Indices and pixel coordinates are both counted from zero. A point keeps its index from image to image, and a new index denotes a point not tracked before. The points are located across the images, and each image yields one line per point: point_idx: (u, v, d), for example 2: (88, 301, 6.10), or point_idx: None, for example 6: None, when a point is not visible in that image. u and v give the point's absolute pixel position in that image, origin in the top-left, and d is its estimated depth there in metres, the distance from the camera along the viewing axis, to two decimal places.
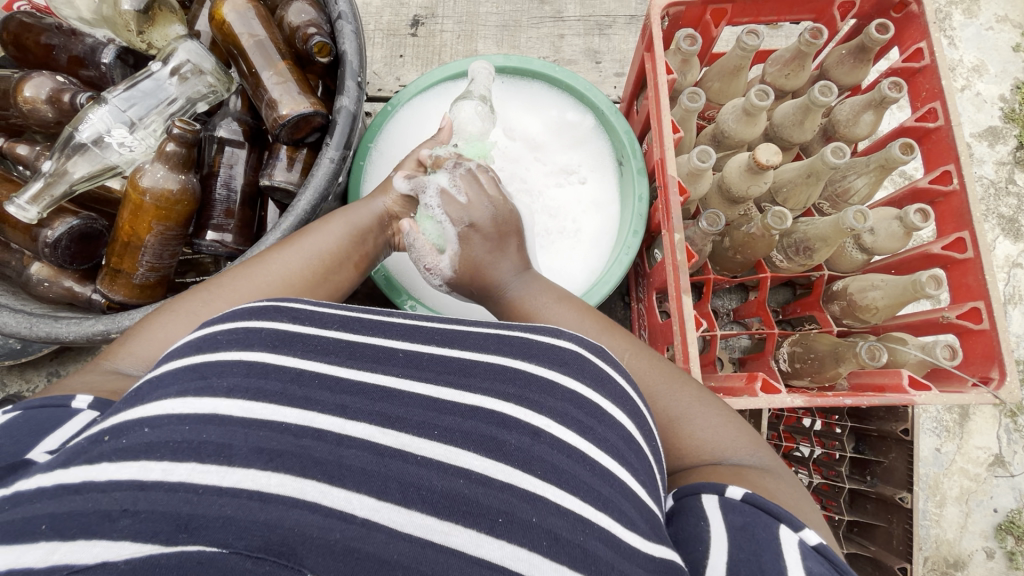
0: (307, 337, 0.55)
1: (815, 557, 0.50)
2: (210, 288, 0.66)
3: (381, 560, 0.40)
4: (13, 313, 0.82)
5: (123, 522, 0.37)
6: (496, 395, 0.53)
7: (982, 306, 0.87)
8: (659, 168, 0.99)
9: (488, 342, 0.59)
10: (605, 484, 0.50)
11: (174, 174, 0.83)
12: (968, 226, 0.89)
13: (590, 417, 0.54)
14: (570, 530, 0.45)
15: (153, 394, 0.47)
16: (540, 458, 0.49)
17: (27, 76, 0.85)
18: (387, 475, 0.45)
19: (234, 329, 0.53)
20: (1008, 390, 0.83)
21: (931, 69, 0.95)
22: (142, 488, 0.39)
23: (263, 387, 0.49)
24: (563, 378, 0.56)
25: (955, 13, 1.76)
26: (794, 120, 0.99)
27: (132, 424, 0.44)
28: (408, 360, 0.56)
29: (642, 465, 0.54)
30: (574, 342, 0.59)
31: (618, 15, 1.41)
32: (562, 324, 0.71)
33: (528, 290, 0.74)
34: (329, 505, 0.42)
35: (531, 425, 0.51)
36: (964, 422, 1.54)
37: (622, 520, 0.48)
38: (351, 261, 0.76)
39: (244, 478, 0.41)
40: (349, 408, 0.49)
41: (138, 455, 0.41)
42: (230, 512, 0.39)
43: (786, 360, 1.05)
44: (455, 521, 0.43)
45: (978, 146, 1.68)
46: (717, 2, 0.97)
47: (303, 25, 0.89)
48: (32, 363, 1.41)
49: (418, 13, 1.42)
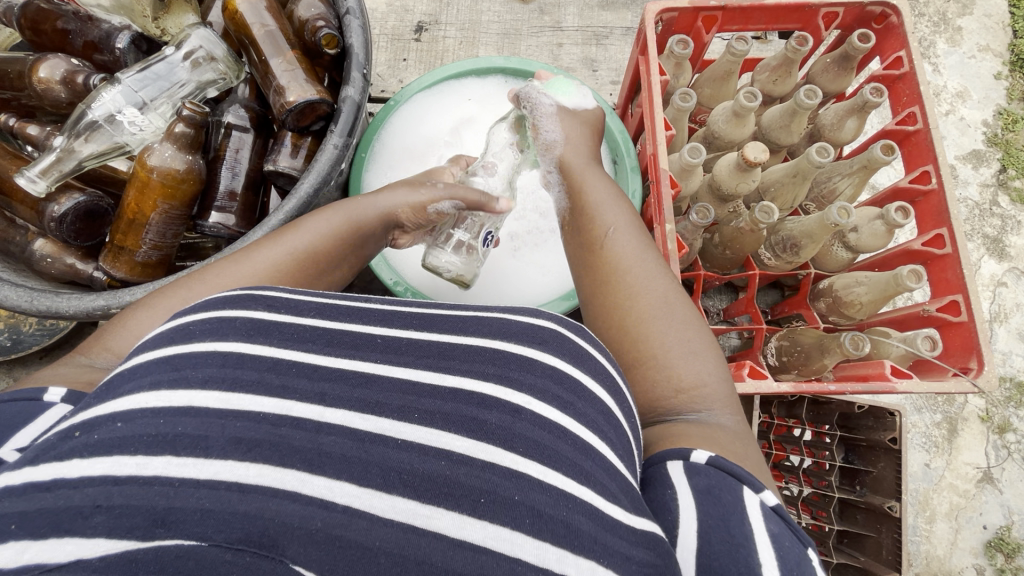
0: (281, 325, 0.56)
1: (774, 519, 0.53)
2: (187, 282, 0.67)
3: (364, 547, 0.41)
4: (15, 287, 0.83)
5: (97, 519, 0.38)
6: (475, 375, 0.55)
7: (961, 299, 0.90)
8: (652, 163, 1.02)
9: (465, 324, 0.60)
10: (585, 457, 0.51)
11: (182, 154, 0.85)
12: (946, 223, 0.93)
13: (569, 392, 0.55)
14: (553, 506, 0.46)
15: (123, 386, 0.48)
16: (518, 434, 0.50)
17: (43, 57, 0.88)
18: (367, 461, 0.46)
19: (206, 319, 0.54)
20: (986, 379, 0.86)
21: (910, 76, 1.00)
22: (116, 483, 0.40)
23: (239, 377, 0.50)
24: (542, 356, 0.57)
25: (939, 42, 1.83)
26: (781, 124, 1.03)
27: (104, 420, 0.45)
28: (385, 345, 0.57)
29: (621, 440, 0.56)
30: (552, 321, 0.61)
31: (615, 26, 1.47)
32: (620, 227, 0.78)
33: (602, 198, 0.82)
34: (309, 494, 0.43)
35: (510, 403, 0.52)
36: (952, 438, 1.56)
37: (603, 492, 0.49)
38: (343, 259, 0.77)
39: (221, 469, 0.42)
40: (327, 395, 0.50)
41: (110, 451, 0.42)
42: (208, 505, 0.40)
43: (774, 354, 1.06)
44: (437, 504, 0.44)
45: (963, 168, 1.73)
46: (708, 9, 1.02)
47: (313, 18, 0.92)
48: (21, 361, 1.41)
49: (422, 20, 1.47)
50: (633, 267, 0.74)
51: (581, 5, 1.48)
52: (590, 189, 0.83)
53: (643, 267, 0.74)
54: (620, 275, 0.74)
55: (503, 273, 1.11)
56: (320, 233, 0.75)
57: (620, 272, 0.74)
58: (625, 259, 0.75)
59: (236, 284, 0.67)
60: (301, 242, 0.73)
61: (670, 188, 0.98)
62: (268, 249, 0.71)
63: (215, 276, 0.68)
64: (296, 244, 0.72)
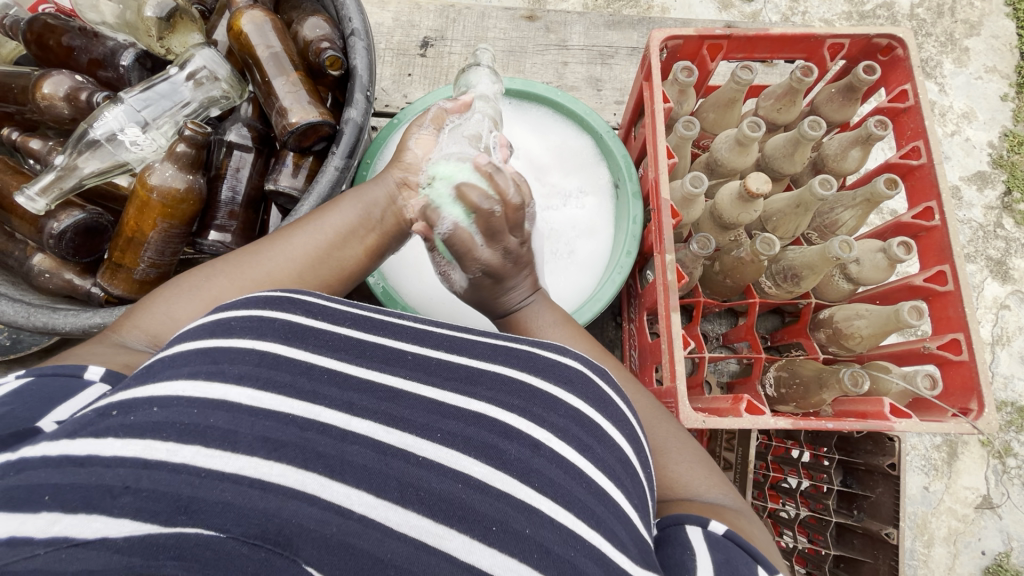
0: (318, 332, 0.55)
1: None
2: (217, 265, 0.67)
3: (375, 558, 0.41)
4: (12, 302, 0.83)
5: (124, 499, 0.38)
6: (499, 405, 0.54)
7: (962, 338, 0.89)
8: (653, 191, 1.01)
9: (495, 353, 0.59)
10: (599, 502, 0.50)
11: (182, 173, 0.85)
12: (948, 260, 0.93)
13: (588, 434, 0.54)
14: (561, 545, 0.46)
15: (165, 372, 0.48)
16: (535, 469, 0.50)
17: (48, 73, 0.88)
18: (387, 474, 0.46)
19: (247, 316, 0.54)
20: (986, 420, 0.84)
21: (915, 110, 0.99)
22: (146, 466, 0.40)
23: (273, 377, 0.50)
24: (566, 396, 0.56)
25: (945, 62, 1.83)
26: (785, 152, 1.03)
27: (142, 402, 0.44)
28: (416, 363, 0.57)
29: (636, 487, 0.55)
30: (578, 361, 0.60)
31: (621, 46, 1.48)
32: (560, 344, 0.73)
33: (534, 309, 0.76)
34: (328, 499, 0.43)
35: (531, 438, 0.52)
36: (952, 461, 1.54)
37: (612, 539, 0.48)
38: (360, 241, 0.74)
39: (248, 465, 0.42)
40: (355, 405, 0.50)
41: (144, 434, 0.42)
42: (229, 498, 0.39)
43: (772, 385, 1.06)
44: (450, 525, 0.45)
45: (967, 190, 1.73)
46: (714, 37, 1.02)
47: (317, 39, 0.93)
48: (20, 360, 1.40)
49: (428, 35, 1.48)
50: None
51: (587, 23, 1.48)
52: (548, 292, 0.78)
53: None
54: None
55: None
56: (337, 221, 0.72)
57: None
58: None
59: (256, 269, 0.67)
60: (325, 225, 0.71)
61: (672, 217, 0.97)
62: (306, 228, 0.71)
63: (237, 256, 0.68)
64: (325, 224, 0.71)
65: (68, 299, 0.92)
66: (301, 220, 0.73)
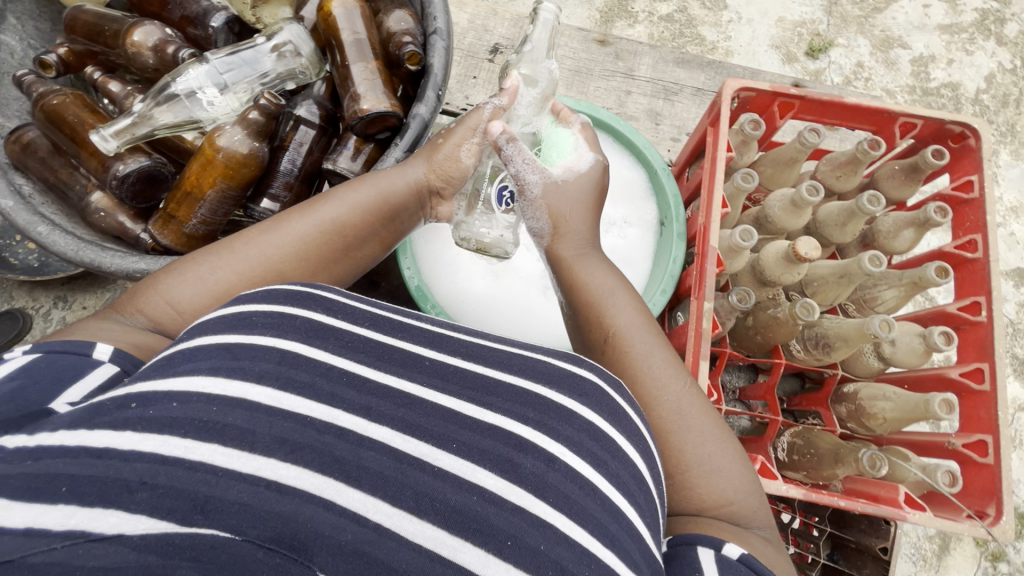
0: (338, 332, 0.57)
1: None
2: (222, 251, 0.68)
3: (388, 566, 0.42)
4: (65, 234, 0.85)
5: (141, 495, 0.39)
6: (515, 417, 0.55)
7: (990, 440, 0.87)
8: (700, 236, 1.01)
9: (511, 361, 0.60)
10: (612, 520, 0.50)
11: (250, 139, 0.88)
12: (989, 358, 0.91)
13: (603, 450, 0.54)
14: (576, 563, 0.46)
15: (182, 366, 0.49)
16: (550, 484, 0.50)
17: (140, 22, 0.92)
18: (402, 482, 0.47)
19: (267, 314, 0.55)
20: (1001, 528, 0.83)
21: (978, 202, 0.98)
22: (162, 463, 0.41)
23: (292, 377, 0.51)
24: (582, 410, 0.56)
25: (1003, 153, 1.81)
26: (838, 221, 1.02)
27: (161, 396, 0.46)
28: (433, 369, 0.57)
29: (650, 509, 0.54)
30: (594, 373, 0.60)
31: (685, 85, 1.48)
32: (631, 322, 0.73)
33: (607, 282, 0.76)
34: (344, 505, 0.44)
35: (547, 452, 0.52)
36: (943, 555, 1.51)
37: (626, 560, 0.48)
38: (377, 237, 0.78)
39: (263, 467, 0.43)
40: (372, 410, 0.51)
41: (162, 429, 0.43)
42: (245, 500, 0.41)
43: (784, 450, 1.05)
44: (465, 538, 0.45)
45: (1005, 285, 1.70)
46: (788, 96, 1.02)
47: (400, 32, 0.95)
48: (42, 284, 1.43)
49: (500, 42, 1.50)
50: (648, 368, 0.70)
51: (656, 57, 1.49)
52: (593, 275, 0.77)
53: (659, 366, 0.70)
54: (638, 378, 0.70)
55: (533, 312, 1.10)
56: (354, 207, 0.75)
57: (638, 374, 0.70)
58: (641, 358, 0.70)
59: (262, 258, 0.68)
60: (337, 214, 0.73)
61: (715, 266, 0.97)
62: (328, 203, 0.74)
63: (242, 243, 0.69)
64: (323, 215, 0.72)
65: (117, 240, 0.94)
66: (323, 196, 0.75)
